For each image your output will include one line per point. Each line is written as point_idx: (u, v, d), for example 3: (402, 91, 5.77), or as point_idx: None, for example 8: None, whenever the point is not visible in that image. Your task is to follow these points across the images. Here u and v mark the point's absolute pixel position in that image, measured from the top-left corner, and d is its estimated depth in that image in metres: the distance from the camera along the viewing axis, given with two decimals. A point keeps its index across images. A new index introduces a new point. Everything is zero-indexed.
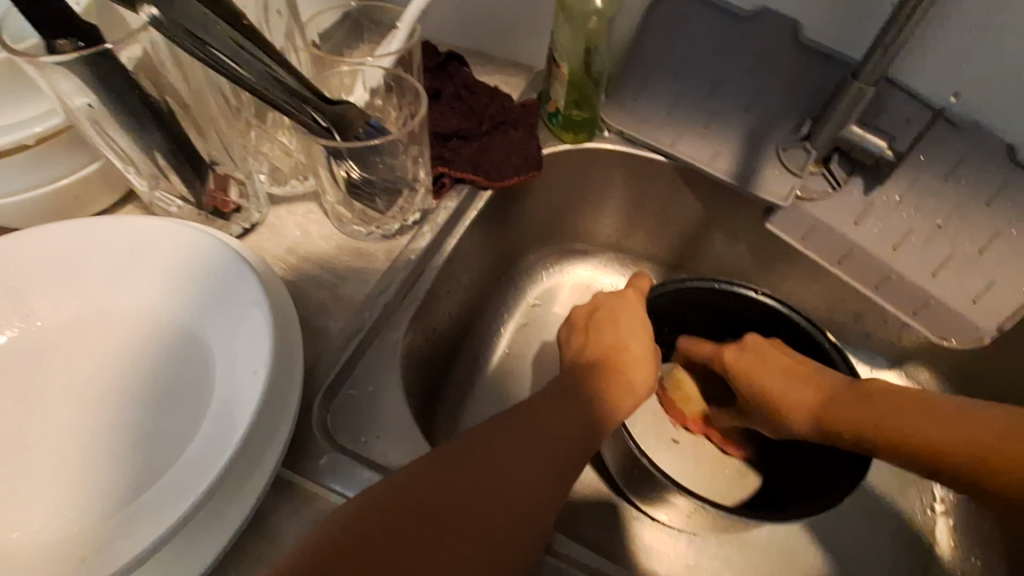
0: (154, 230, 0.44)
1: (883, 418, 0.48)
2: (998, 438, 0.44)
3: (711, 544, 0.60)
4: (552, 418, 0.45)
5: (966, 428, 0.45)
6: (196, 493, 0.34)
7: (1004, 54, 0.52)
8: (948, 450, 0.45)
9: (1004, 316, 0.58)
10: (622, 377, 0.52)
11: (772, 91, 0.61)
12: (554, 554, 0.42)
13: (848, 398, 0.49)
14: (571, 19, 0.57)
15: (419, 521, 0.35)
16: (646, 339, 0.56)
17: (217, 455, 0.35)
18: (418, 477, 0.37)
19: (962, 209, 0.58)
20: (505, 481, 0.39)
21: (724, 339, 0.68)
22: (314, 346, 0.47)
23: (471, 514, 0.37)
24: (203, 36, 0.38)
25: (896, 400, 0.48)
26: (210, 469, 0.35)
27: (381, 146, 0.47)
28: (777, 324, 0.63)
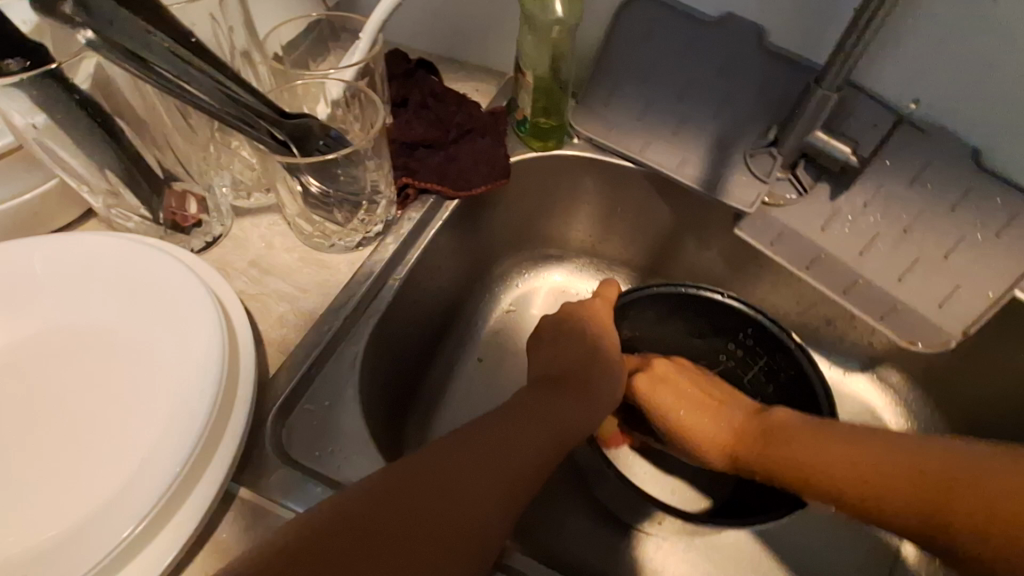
0: (109, 247, 0.45)
1: (881, 468, 0.45)
2: (969, 480, 0.42)
3: (679, 549, 0.60)
4: (509, 429, 0.45)
5: (964, 494, 0.42)
6: (151, 501, 0.35)
7: (966, 58, 0.51)
8: (952, 517, 0.42)
9: (970, 320, 0.58)
10: (592, 383, 0.53)
11: (738, 97, 0.60)
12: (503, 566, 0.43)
13: (801, 441, 0.49)
14: (533, 27, 0.57)
15: (357, 545, 0.34)
16: (614, 345, 0.57)
17: (168, 466, 0.36)
18: (363, 497, 0.36)
19: (928, 214, 0.58)
20: (455, 497, 0.39)
21: (698, 342, 0.68)
22: (273, 360, 0.47)
23: (415, 534, 0.36)
24: (145, 55, 0.38)
25: (889, 458, 0.45)
26: (161, 479, 0.36)
27: (337, 159, 0.47)
28: (744, 326, 0.63)
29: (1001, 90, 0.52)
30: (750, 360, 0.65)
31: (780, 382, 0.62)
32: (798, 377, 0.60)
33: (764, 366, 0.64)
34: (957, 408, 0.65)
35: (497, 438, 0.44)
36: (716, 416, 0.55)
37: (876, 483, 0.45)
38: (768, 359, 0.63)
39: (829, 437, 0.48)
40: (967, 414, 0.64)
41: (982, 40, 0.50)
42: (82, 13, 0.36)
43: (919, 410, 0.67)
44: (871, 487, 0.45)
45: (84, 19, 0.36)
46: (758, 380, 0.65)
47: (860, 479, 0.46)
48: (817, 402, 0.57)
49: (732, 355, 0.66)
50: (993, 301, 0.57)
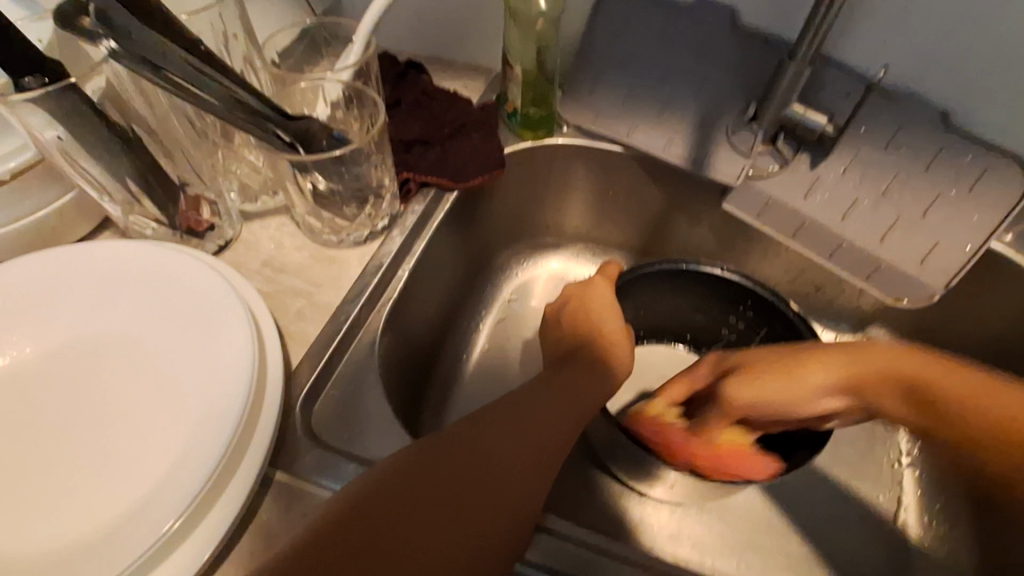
0: (133, 254, 0.47)
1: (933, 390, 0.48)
2: (989, 401, 0.46)
3: (692, 512, 0.63)
4: (535, 403, 0.48)
5: (1000, 412, 0.46)
6: (197, 484, 0.37)
7: (928, 24, 0.55)
8: (976, 430, 0.46)
9: (953, 274, 0.60)
10: (603, 359, 0.55)
11: (718, 77, 0.63)
12: (546, 530, 0.44)
13: (882, 363, 0.49)
14: (518, 21, 0.60)
15: (416, 504, 0.38)
16: (619, 323, 0.58)
17: (210, 452, 0.38)
18: (409, 463, 0.40)
19: (904, 175, 0.61)
20: (493, 464, 0.42)
21: (700, 317, 0.70)
22: (295, 353, 0.49)
23: (462, 495, 0.40)
24: (161, 64, 0.40)
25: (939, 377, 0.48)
26: (205, 464, 0.38)
27: (344, 156, 0.50)
28: (744, 298, 0.65)
29: (962, 53, 0.55)
30: (751, 331, 0.67)
31: None
32: (797, 345, 0.62)
33: (765, 336, 0.66)
34: (945, 360, 0.68)
35: (526, 411, 0.47)
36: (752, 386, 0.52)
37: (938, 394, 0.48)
38: (768, 329, 0.65)
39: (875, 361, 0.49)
40: None
41: (941, 7, 0.53)
42: (102, 26, 0.38)
43: None
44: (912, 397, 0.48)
45: (103, 30, 0.38)
46: None
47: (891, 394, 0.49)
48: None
49: (734, 328, 0.69)
50: (972, 254, 0.60)
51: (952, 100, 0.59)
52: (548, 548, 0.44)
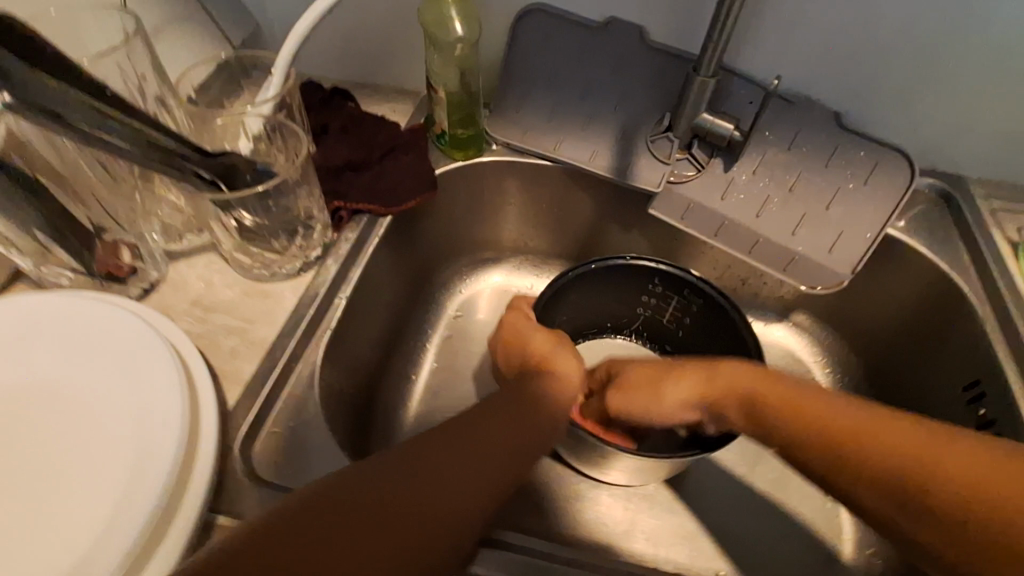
0: (50, 306, 0.46)
1: (877, 443, 0.42)
2: (956, 463, 0.40)
3: (643, 507, 0.65)
4: (489, 423, 0.47)
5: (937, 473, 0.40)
6: (131, 538, 0.36)
7: (813, 35, 0.60)
8: (882, 473, 0.42)
9: (857, 261, 0.65)
10: (551, 373, 0.56)
11: (633, 90, 0.67)
12: (494, 543, 0.45)
13: (806, 396, 0.47)
14: (437, 46, 0.62)
15: (341, 525, 0.36)
16: (557, 333, 0.61)
17: (144, 504, 0.38)
18: (347, 480, 0.38)
19: (808, 172, 0.66)
20: (443, 483, 0.41)
21: (617, 304, 0.73)
22: (231, 392, 0.48)
23: (399, 513, 0.38)
24: (64, 112, 0.39)
25: (896, 433, 0.42)
26: (139, 516, 0.37)
27: (268, 191, 0.50)
28: (651, 277, 0.68)
29: (843, 59, 0.61)
30: (668, 305, 0.70)
31: (694, 313, 0.68)
32: (709, 307, 0.66)
33: (678, 305, 0.69)
34: (863, 340, 0.73)
35: (478, 430, 0.46)
36: (706, 382, 0.51)
37: (857, 439, 0.43)
38: (678, 297, 0.68)
39: (827, 405, 0.46)
40: (871, 345, 0.72)
41: (820, 20, 0.58)
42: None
43: (832, 348, 0.75)
44: (855, 451, 0.43)
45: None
46: (677, 317, 0.71)
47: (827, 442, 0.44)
48: (731, 322, 0.64)
49: (653, 307, 0.72)
50: (873, 241, 0.65)
51: (841, 102, 0.65)
52: (501, 561, 0.44)
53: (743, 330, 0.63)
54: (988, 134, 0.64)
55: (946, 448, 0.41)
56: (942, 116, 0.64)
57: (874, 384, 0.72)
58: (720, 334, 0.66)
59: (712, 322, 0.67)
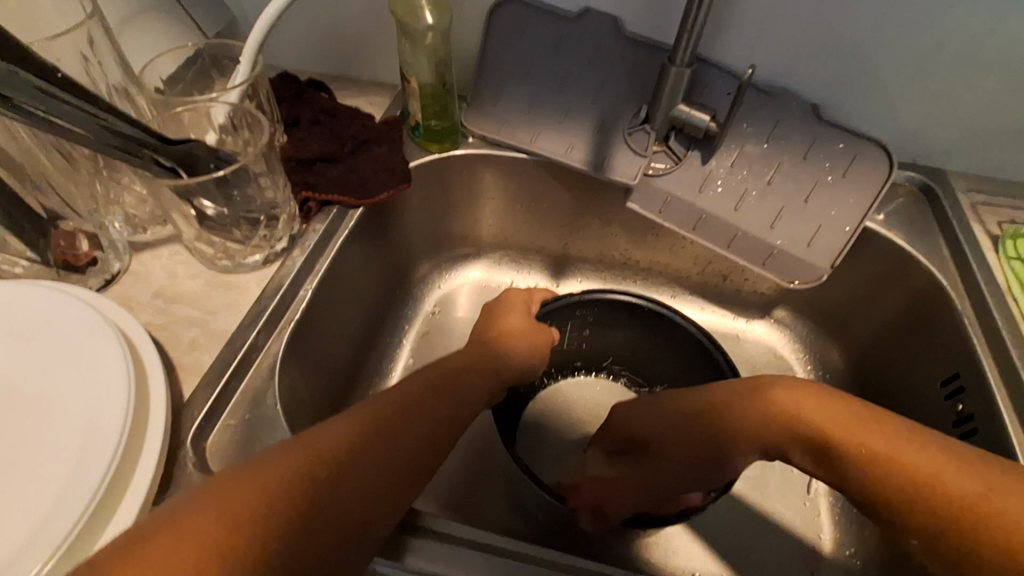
0: (0, 294, 0.45)
1: (869, 445, 0.43)
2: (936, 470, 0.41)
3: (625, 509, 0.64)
4: (430, 393, 0.45)
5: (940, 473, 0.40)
6: (66, 528, 0.35)
7: (789, 24, 0.59)
8: (887, 475, 0.42)
9: (836, 255, 0.65)
10: (489, 349, 0.55)
11: (611, 81, 0.65)
12: (425, 530, 0.44)
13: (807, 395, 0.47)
14: (409, 35, 0.60)
15: (279, 493, 0.34)
16: (552, 329, 0.62)
17: (83, 493, 0.36)
18: (290, 454, 0.36)
19: (785, 165, 0.65)
20: (381, 452, 0.39)
21: (557, 345, 0.70)
22: (187, 385, 0.47)
23: (339, 482, 0.37)
24: (10, 94, 0.39)
25: (875, 436, 0.43)
26: (77, 505, 0.36)
27: (227, 178, 0.49)
28: (596, 304, 0.66)
29: (821, 49, 0.60)
30: (611, 329, 0.69)
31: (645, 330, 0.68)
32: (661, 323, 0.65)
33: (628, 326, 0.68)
34: (845, 336, 0.72)
35: (420, 402, 0.44)
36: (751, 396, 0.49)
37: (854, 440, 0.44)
38: (625, 319, 0.68)
39: (824, 402, 0.47)
40: (853, 340, 0.71)
41: (794, 8, 0.58)
42: None
43: (813, 344, 0.75)
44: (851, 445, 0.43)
45: None
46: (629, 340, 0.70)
47: (864, 453, 0.43)
48: (692, 337, 0.64)
49: (595, 336, 0.70)
50: (851, 234, 0.64)
51: (819, 92, 0.64)
52: (468, 562, 0.42)
53: (695, 330, 0.63)
54: (967, 125, 0.63)
55: (934, 457, 0.41)
56: (920, 107, 0.63)
57: (855, 381, 0.71)
58: (669, 341, 0.67)
59: (663, 333, 0.67)
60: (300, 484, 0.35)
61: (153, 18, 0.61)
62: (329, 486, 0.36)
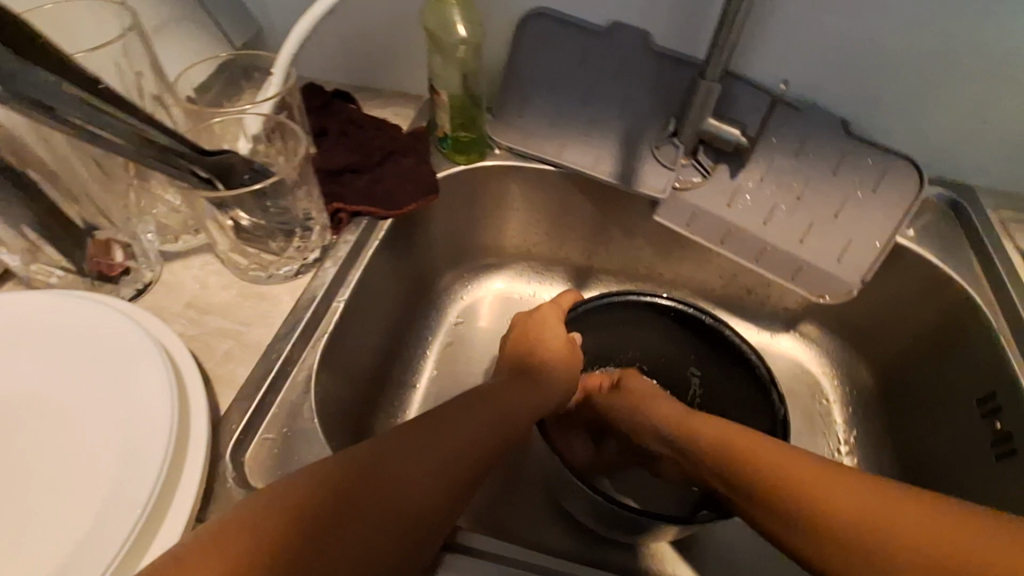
0: (37, 305, 0.45)
1: (888, 527, 0.39)
2: (942, 537, 0.38)
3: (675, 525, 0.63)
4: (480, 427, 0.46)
5: (906, 531, 0.39)
6: (112, 543, 0.35)
7: (819, 40, 0.59)
8: (896, 553, 0.38)
9: (866, 269, 0.64)
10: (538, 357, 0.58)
11: (639, 95, 0.65)
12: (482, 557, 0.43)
13: (819, 473, 0.44)
14: (441, 49, 0.61)
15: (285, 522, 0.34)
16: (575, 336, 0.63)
17: (127, 508, 0.36)
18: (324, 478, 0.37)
19: (815, 179, 0.65)
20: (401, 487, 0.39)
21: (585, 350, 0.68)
22: (222, 397, 0.47)
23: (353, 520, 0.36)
24: (53, 105, 0.38)
25: (908, 515, 0.39)
26: (121, 519, 0.36)
27: (264, 189, 0.49)
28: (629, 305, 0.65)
29: (850, 66, 0.60)
30: (636, 333, 0.69)
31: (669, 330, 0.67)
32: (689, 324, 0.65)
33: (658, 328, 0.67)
34: (872, 350, 0.71)
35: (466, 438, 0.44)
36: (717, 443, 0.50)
37: (867, 517, 0.40)
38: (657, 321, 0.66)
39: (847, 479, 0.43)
40: (881, 355, 0.71)
41: (825, 24, 0.58)
42: None
43: (838, 358, 0.74)
44: (849, 515, 0.41)
45: None
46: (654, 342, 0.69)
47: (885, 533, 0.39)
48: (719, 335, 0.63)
49: (606, 344, 0.69)
50: (882, 248, 0.64)
51: (848, 107, 0.64)
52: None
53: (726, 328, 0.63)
54: (999, 140, 0.63)
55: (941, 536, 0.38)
56: (952, 122, 0.63)
57: (885, 398, 0.70)
58: (677, 331, 0.66)
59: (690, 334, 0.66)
60: (311, 505, 0.36)
61: (186, 29, 0.61)
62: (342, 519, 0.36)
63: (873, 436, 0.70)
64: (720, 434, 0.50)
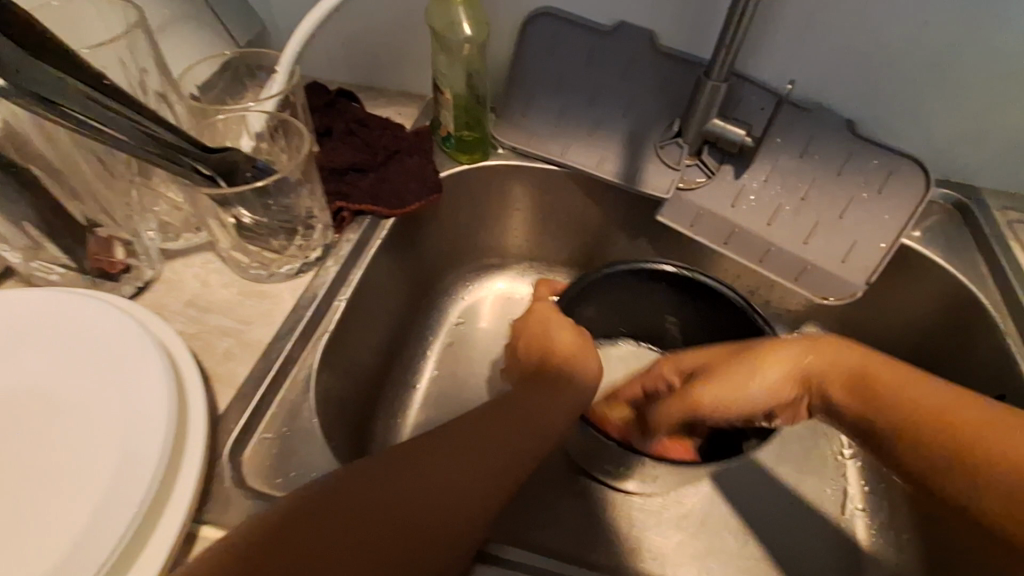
0: (37, 301, 0.44)
1: (910, 402, 0.43)
2: (948, 407, 0.42)
3: (681, 529, 0.62)
4: (499, 427, 0.45)
5: (915, 394, 0.43)
6: (110, 542, 0.34)
7: (826, 40, 0.59)
8: (916, 424, 0.42)
9: (872, 271, 0.64)
10: (543, 359, 0.54)
11: (644, 95, 0.65)
12: (500, 562, 0.42)
13: (815, 359, 0.47)
14: (445, 48, 0.61)
15: (299, 529, 0.35)
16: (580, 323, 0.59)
17: (126, 507, 0.36)
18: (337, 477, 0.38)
19: (820, 181, 0.64)
20: (417, 487, 0.39)
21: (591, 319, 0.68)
22: (222, 395, 0.46)
23: (370, 521, 0.36)
24: (58, 100, 0.38)
25: (918, 396, 0.43)
26: (120, 518, 0.35)
27: (267, 187, 0.49)
28: (634, 275, 0.65)
29: (857, 65, 0.60)
30: (644, 304, 0.68)
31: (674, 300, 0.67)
32: (696, 294, 0.64)
33: (665, 297, 0.67)
34: (878, 353, 0.71)
35: (484, 439, 0.44)
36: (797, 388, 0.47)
37: (883, 395, 0.44)
38: (663, 291, 0.66)
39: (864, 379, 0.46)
40: (889, 357, 0.70)
41: (831, 23, 0.57)
42: None
43: None
44: (869, 403, 0.44)
45: None
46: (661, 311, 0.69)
47: (889, 409, 0.43)
48: (728, 303, 0.62)
49: (614, 311, 0.69)
50: (887, 250, 0.63)
51: (853, 108, 0.64)
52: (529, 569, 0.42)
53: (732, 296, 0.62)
54: (1006, 142, 0.63)
55: (940, 403, 0.42)
56: (958, 124, 0.62)
57: None
58: (684, 299, 0.66)
59: (697, 303, 0.65)
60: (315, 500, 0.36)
61: (190, 25, 0.61)
62: (356, 516, 0.36)
63: None
64: (769, 373, 0.48)
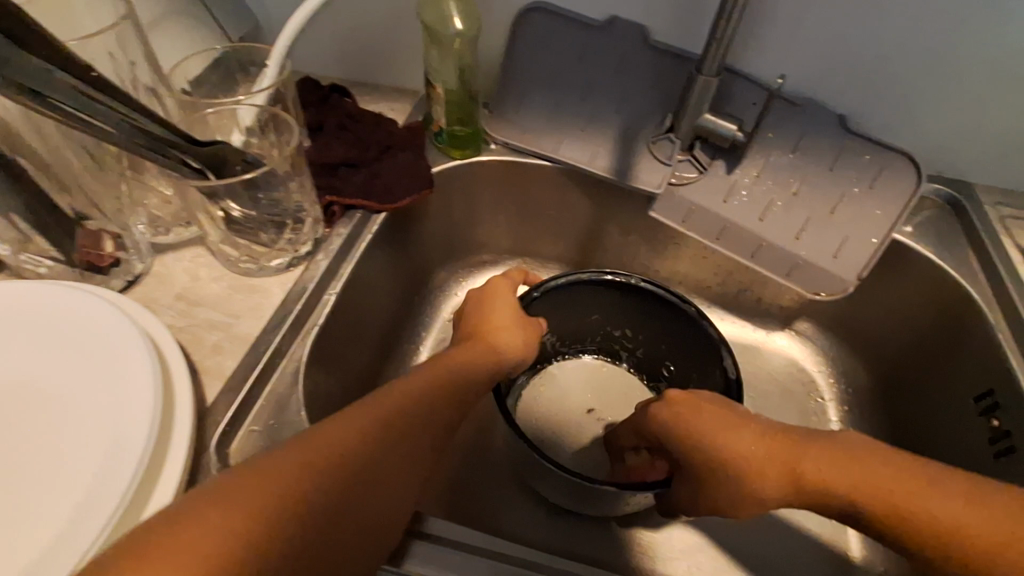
0: (24, 293, 0.44)
1: (896, 504, 0.41)
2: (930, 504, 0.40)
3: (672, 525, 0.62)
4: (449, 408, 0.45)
5: (906, 498, 0.41)
6: (93, 532, 0.34)
7: (818, 34, 0.59)
8: (911, 521, 0.40)
9: (864, 266, 0.64)
10: (493, 340, 0.53)
11: (635, 90, 0.65)
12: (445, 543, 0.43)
13: (808, 448, 0.45)
14: (437, 42, 0.61)
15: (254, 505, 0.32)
16: (538, 324, 0.59)
17: (110, 497, 0.36)
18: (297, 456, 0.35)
19: (812, 176, 0.64)
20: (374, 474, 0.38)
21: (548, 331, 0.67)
22: (211, 387, 0.46)
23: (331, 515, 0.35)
24: (45, 91, 0.38)
25: (902, 486, 0.42)
26: (104, 509, 0.35)
27: (256, 180, 0.49)
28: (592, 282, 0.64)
29: (849, 60, 0.60)
30: (596, 313, 0.68)
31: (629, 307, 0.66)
32: (650, 302, 0.64)
33: (618, 304, 0.66)
34: (870, 349, 0.71)
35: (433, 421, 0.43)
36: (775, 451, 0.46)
37: (875, 490, 0.42)
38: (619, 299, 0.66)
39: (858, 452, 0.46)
40: (881, 353, 0.70)
41: (822, 18, 0.57)
42: None
43: (834, 357, 0.73)
44: (857, 495, 0.42)
45: None
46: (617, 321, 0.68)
47: (886, 508, 0.41)
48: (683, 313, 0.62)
49: (567, 323, 0.68)
50: (878, 246, 0.63)
51: (845, 103, 0.63)
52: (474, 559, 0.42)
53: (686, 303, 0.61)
54: (998, 138, 0.63)
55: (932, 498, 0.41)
56: (949, 120, 0.62)
57: (881, 397, 0.70)
58: (637, 306, 0.65)
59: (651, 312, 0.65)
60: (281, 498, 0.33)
61: (181, 20, 0.61)
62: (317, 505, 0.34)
63: (869, 436, 0.69)
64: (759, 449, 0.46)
